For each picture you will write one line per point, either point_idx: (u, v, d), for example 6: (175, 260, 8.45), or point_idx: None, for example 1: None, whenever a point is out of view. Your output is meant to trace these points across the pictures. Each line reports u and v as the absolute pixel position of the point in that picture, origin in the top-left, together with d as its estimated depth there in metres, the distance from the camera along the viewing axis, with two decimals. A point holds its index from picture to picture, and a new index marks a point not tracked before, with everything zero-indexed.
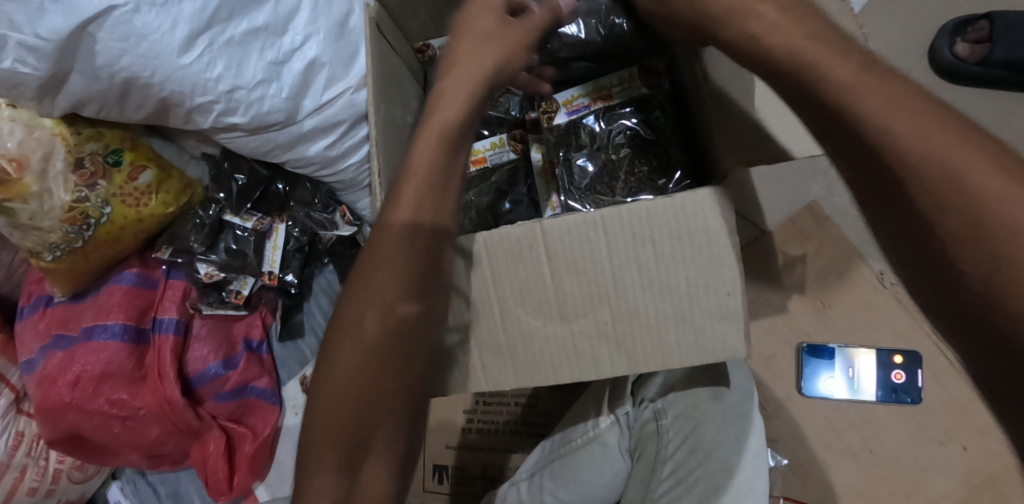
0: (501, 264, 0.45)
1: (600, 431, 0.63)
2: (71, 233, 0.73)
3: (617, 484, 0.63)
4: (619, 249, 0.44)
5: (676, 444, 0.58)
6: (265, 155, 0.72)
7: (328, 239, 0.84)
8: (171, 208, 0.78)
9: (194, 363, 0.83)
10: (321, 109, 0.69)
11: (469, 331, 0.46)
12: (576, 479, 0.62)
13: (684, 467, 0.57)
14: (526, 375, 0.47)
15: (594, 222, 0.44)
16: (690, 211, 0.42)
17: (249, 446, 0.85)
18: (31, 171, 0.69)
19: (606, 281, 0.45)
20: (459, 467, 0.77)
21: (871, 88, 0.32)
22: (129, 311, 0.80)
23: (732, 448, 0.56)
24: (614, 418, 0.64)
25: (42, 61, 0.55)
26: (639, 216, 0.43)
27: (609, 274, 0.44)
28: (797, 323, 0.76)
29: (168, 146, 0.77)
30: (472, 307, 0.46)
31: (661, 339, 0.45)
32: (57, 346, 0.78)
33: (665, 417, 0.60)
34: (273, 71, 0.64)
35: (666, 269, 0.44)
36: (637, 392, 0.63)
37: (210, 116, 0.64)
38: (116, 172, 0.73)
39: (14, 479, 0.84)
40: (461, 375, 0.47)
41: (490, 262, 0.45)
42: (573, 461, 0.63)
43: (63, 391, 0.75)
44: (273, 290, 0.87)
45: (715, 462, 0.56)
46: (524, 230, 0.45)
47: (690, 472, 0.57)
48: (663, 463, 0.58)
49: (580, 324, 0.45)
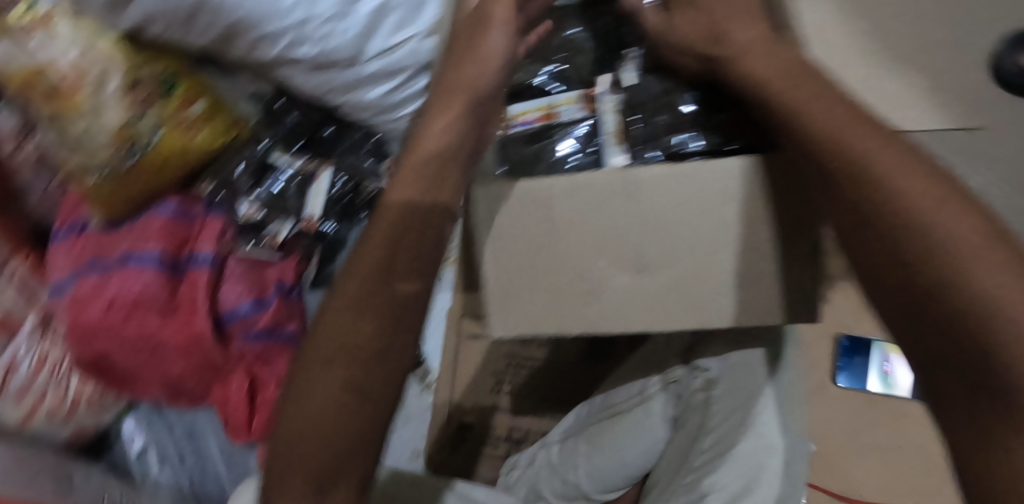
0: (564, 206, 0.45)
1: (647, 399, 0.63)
2: (120, 156, 0.72)
3: (655, 453, 0.61)
4: (690, 205, 0.44)
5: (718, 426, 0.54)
6: (322, 95, 0.72)
7: (370, 189, 0.84)
8: (219, 141, 0.78)
9: (225, 300, 0.82)
10: (387, 53, 0.67)
11: (548, 271, 0.47)
12: (608, 442, 0.62)
13: (717, 448, 0.51)
14: (595, 320, 0.47)
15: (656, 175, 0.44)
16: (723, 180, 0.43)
17: (272, 391, 0.84)
18: (88, 86, 0.68)
19: (673, 235, 0.45)
20: (485, 427, 0.79)
21: (878, 154, 0.36)
22: (166, 241, 0.79)
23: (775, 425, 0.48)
24: (663, 386, 0.64)
25: None
26: (714, 175, 0.43)
27: (682, 229, 0.44)
28: (833, 315, 0.76)
29: (220, 79, 0.78)
30: (552, 244, 0.46)
31: (726, 295, 0.46)
32: (91, 270, 0.78)
33: (717, 389, 0.57)
34: (345, 7, 0.63)
35: (737, 229, 0.44)
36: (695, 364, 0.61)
37: (279, 46, 0.64)
38: (170, 99, 0.73)
39: (34, 401, 0.84)
40: (518, 312, 0.48)
41: (522, 203, 0.46)
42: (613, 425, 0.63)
43: (95, 314, 0.76)
44: (308, 238, 0.85)
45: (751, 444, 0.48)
46: (609, 179, 0.44)
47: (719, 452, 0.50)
48: (705, 434, 0.54)
49: (652, 276, 0.46)
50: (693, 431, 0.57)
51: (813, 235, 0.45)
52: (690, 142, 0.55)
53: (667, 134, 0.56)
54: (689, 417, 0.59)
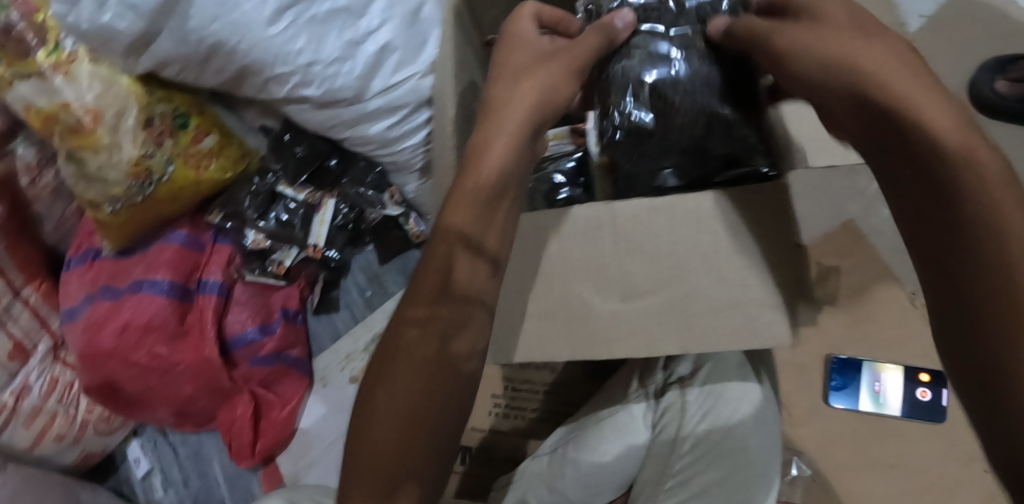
0: (550, 236, 0.47)
1: (628, 402, 0.65)
2: (134, 188, 0.75)
3: (636, 459, 0.64)
4: (656, 223, 0.46)
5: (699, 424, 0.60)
6: (327, 130, 0.76)
7: (374, 218, 0.86)
8: (228, 174, 0.83)
9: (232, 326, 0.85)
10: (388, 91, 0.71)
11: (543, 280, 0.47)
12: (597, 447, 0.63)
13: (704, 445, 0.58)
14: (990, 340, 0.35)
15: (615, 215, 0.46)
16: None
17: (277, 413, 0.88)
18: (105, 124, 0.72)
19: (645, 254, 0.46)
20: (483, 448, 0.77)
21: None
22: (177, 268, 0.82)
23: (751, 430, 0.57)
24: (644, 392, 0.65)
25: (139, 19, 0.59)
26: (740, 208, 0.45)
27: (687, 256, 0.45)
28: (830, 336, 0.75)
29: (230, 115, 0.83)
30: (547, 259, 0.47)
31: (715, 323, 0.45)
32: (104, 296, 0.81)
33: (690, 393, 0.62)
34: (349, 51, 0.67)
35: (737, 249, 0.45)
36: (668, 366, 0.65)
37: (286, 87, 0.68)
38: (182, 133, 0.78)
39: (44, 424, 0.86)
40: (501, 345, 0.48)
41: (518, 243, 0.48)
42: (603, 431, 0.64)
43: (108, 338, 0.78)
44: (314, 264, 0.88)
45: (734, 440, 0.57)
46: (594, 212, 0.46)
47: (709, 450, 0.58)
48: (684, 439, 0.60)
49: (639, 302, 0.46)
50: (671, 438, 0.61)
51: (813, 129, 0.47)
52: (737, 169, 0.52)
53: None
54: (668, 420, 0.63)
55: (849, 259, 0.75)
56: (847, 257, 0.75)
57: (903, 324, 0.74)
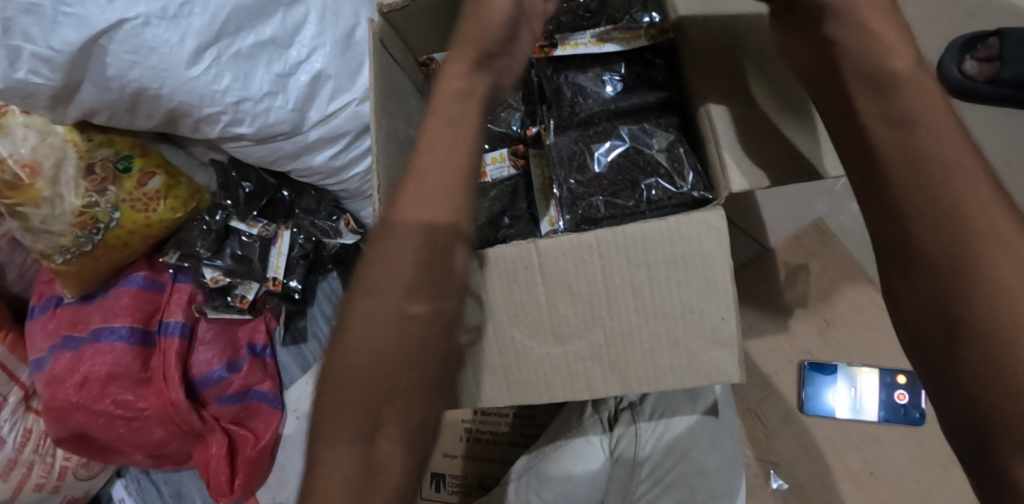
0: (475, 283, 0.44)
1: (584, 429, 0.63)
2: (81, 237, 0.74)
3: (598, 484, 0.63)
4: (581, 262, 0.43)
5: (654, 448, 0.60)
6: (271, 164, 0.73)
7: (332, 247, 0.86)
8: (178, 214, 0.79)
9: (198, 366, 0.85)
10: (326, 120, 0.70)
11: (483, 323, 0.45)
12: (556, 478, 0.61)
13: (662, 468, 0.60)
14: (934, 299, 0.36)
15: (538, 255, 0.43)
16: (686, 235, 0.41)
17: (249, 450, 0.87)
18: (44, 177, 0.70)
19: (575, 295, 0.44)
20: (457, 475, 0.76)
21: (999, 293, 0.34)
22: (137, 313, 0.82)
23: (704, 451, 0.59)
24: (598, 416, 0.64)
25: (55, 71, 0.56)
26: (680, 240, 0.41)
27: (623, 290, 0.43)
28: (799, 341, 0.74)
29: (177, 152, 0.78)
30: (486, 300, 0.44)
31: (653, 363, 0.43)
32: (65, 346, 0.80)
33: (643, 417, 0.61)
34: (280, 83, 0.65)
35: (668, 284, 0.42)
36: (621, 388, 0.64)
37: (218, 126, 0.66)
38: (126, 178, 0.74)
39: (21, 476, 0.85)
40: None
41: None
42: (557, 463, 0.62)
43: (70, 392, 0.77)
44: (277, 296, 0.87)
45: (691, 463, 0.59)
46: (519, 251, 0.44)
47: (667, 473, 0.59)
48: (641, 464, 0.60)
49: (573, 345, 0.44)
50: (629, 463, 0.61)
51: (776, 108, 0.45)
52: (649, 189, 0.53)
53: (602, 186, 0.54)
54: (623, 448, 0.61)
55: (815, 260, 0.77)
56: (813, 258, 0.77)
57: (872, 326, 0.74)
